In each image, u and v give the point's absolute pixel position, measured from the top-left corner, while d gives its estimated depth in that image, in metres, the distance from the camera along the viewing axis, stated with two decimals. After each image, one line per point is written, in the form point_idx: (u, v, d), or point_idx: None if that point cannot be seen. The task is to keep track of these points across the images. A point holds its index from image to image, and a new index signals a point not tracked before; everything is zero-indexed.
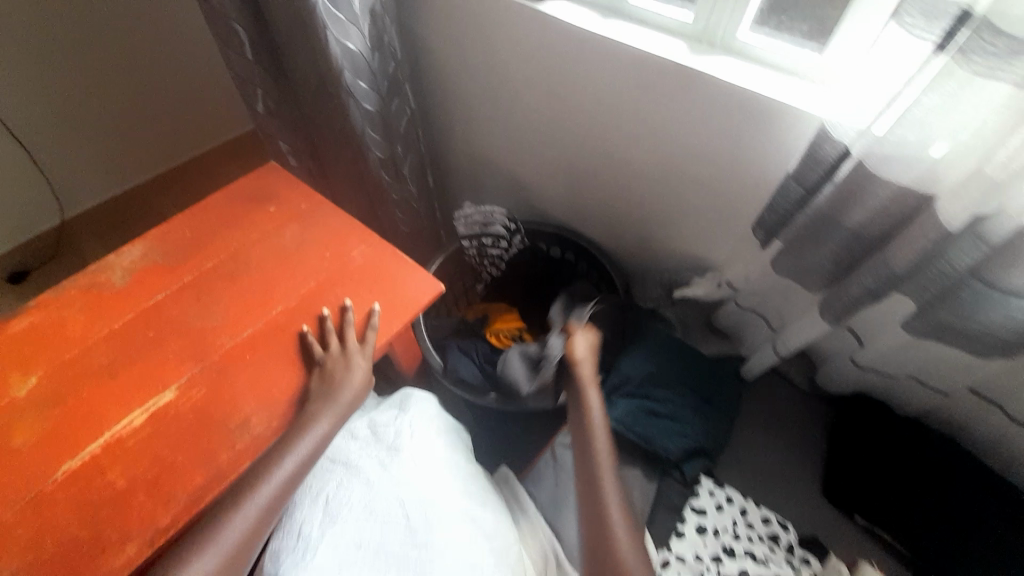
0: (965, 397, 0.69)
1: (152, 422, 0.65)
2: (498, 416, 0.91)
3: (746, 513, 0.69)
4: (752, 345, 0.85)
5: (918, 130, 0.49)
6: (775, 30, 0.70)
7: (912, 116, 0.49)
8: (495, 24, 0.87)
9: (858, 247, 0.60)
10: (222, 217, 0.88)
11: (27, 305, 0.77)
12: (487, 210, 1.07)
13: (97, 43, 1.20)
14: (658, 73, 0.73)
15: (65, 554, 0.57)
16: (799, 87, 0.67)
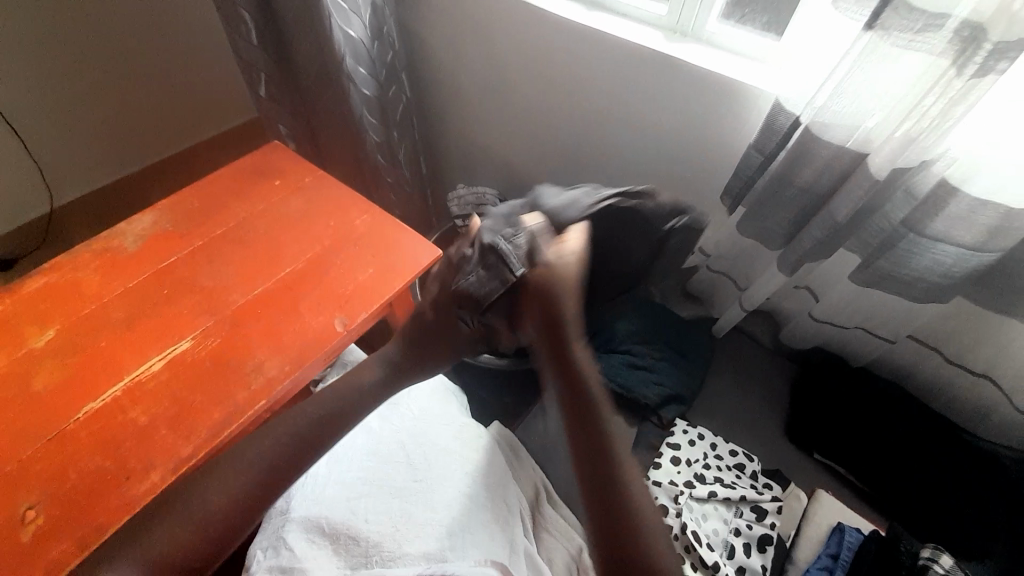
0: (907, 344, 0.80)
1: (171, 368, 0.70)
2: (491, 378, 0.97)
3: (715, 447, 0.79)
4: (722, 306, 0.93)
5: (853, 98, 0.58)
6: (740, 21, 0.78)
7: (847, 85, 0.58)
8: (488, 16, 0.95)
9: (809, 206, 0.69)
10: (229, 190, 0.92)
11: (39, 268, 0.80)
12: (479, 191, 1.16)
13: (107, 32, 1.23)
14: (636, 59, 0.82)
15: (91, 484, 0.60)
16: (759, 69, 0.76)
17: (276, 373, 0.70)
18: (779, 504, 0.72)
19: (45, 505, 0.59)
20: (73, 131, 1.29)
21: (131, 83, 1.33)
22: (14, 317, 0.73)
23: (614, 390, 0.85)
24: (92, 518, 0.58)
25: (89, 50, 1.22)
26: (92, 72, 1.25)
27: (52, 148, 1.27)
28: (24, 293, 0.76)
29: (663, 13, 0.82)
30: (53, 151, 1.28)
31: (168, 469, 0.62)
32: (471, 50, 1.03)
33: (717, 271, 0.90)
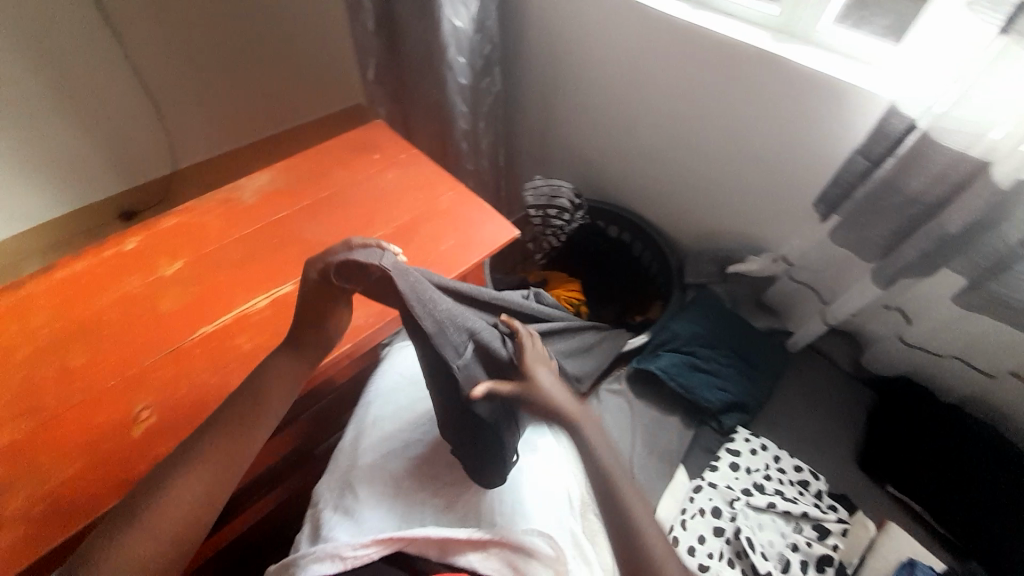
0: (1010, 381, 0.73)
1: (275, 306, 0.78)
2: None
3: (778, 460, 0.77)
4: (800, 320, 0.90)
5: (980, 106, 0.55)
6: (857, 24, 0.77)
7: (976, 89, 0.55)
8: (589, 13, 0.98)
9: (915, 216, 0.65)
10: (333, 159, 1.01)
11: (173, 209, 0.91)
12: (555, 183, 1.13)
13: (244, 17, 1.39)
14: (737, 56, 0.81)
15: (196, 395, 0.68)
16: (873, 72, 0.73)
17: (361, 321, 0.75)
18: (844, 527, 0.69)
19: (157, 407, 0.67)
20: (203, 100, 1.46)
21: (257, 63, 1.49)
22: (147, 246, 0.84)
23: (674, 389, 0.84)
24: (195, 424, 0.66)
25: (228, 32, 1.39)
26: (226, 49, 1.41)
27: (182, 112, 1.44)
28: (159, 227, 0.87)
29: (772, 13, 0.80)
30: (184, 115, 1.45)
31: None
32: (567, 46, 1.07)
33: (800, 282, 0.86)
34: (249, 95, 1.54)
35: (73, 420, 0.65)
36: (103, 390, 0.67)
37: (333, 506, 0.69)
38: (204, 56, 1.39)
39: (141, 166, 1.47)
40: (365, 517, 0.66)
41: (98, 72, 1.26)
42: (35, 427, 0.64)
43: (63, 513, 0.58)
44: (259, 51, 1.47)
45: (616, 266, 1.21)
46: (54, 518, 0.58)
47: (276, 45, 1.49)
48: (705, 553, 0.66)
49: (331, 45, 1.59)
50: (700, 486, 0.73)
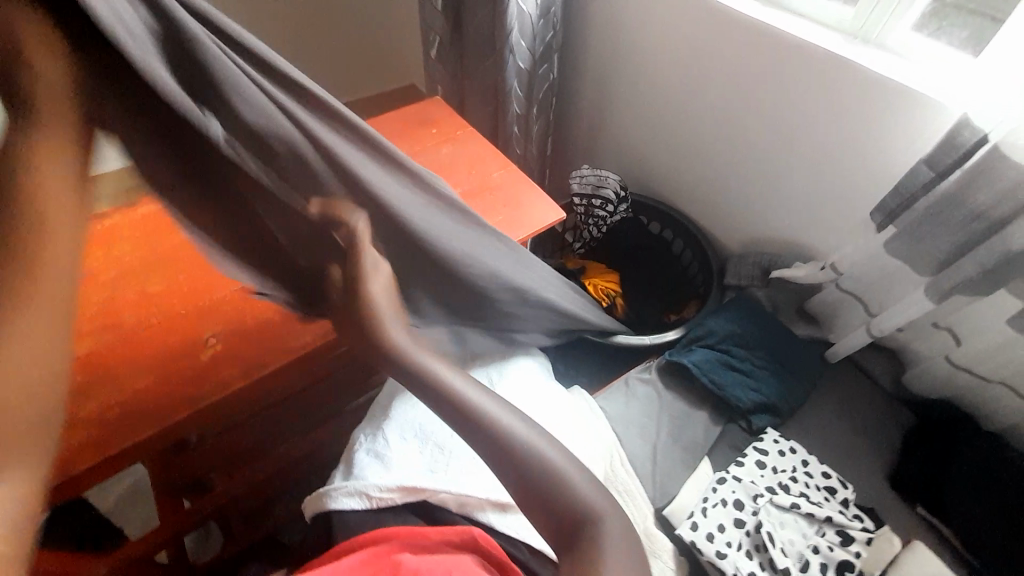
0: None
1: None
2: (576, 345, 1.00)
3: (807, 464, 0.76)
4: (842, 330, 0.88)
5: None
6: (933, 34, 0.75)
7: None
8: (657, 6, 0.98)
9: (977, 232, 0.64)
10: (392, 131, 1.05)
11: None
12: (602, 174, 1.14)
13: None
14: (805, 57, 0.80)
15: (257, 333, 0.73)
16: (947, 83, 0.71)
17: None
18: (869, 536, 0.69)
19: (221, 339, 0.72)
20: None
21: (323, 36, 1.55)
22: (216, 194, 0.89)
23: (705, 384, 0.85)
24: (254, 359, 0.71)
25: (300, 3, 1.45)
26: (297, 19, 1.47)
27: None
28: None
29: (847, 17, 0.79)
30: None
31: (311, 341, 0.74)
32: (630, 38, 1.08)
33: (846, 291, 0.84)
34: (313, 66, 1.59)
35: (147, 340, 0.71)
36: (174, 317, 0.73)
37: (365, 449, 0.72)
38: (276, 24, 1.45)
39: None
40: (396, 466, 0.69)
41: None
42: (115, 342, 0.70)
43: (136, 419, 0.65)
44: (325, 24, 1.53)
45: (655, 264, 1.21)
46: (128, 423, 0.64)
47: (343, 19, 1.54)
48: (724, 541, 0.67)
49: (394, 24, 1.63)
50: (725, 478, 0.73)
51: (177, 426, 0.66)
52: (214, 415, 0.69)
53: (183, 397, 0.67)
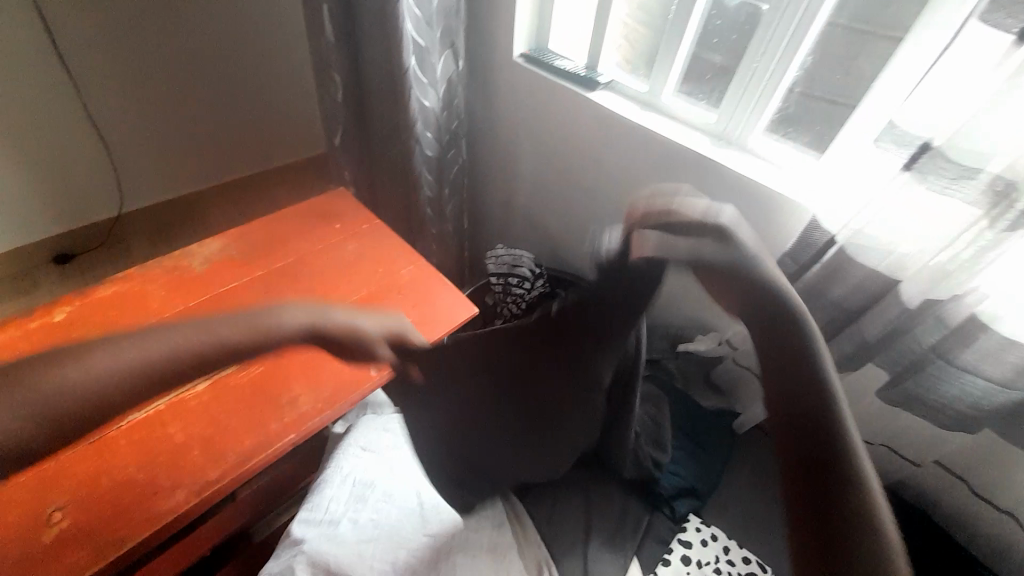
0: (934, 468, 0.85)
1: (213, 389, 0.74)
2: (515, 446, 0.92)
3: (728, 552, 0.84)
4: (746, 402, 0.97)
5: (886, 235, 0.67)
6: (782, 139, 0.88)
7: (874, 220, 0.67)
8: (554, 108, 1.06)
9: (842, 319, 0.76)
10: (292, 227, 0.98)
11: (146, 266, 0.87)
12: (516, 253, 1.20)
13: (193, 62, 1.38)
14: (677, 156, 0.89)
15: (145, 480, 0.65)
16: (783, 176, 0.83)
17: (308, 408, 0.74)
18: None
19: (106, 494, 0.63)
20: (148, 139, 1.43)
21: (217, 103, 1.49)
22: (84, 318, 0.78)
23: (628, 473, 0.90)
24: (145, 509, 0.63)
25: (178, 67, 1.37)
26: (179, 95, 1.41)
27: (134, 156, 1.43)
28: (191, 272, 0.87)
29: (712, 121, 0.91)
30: (133, 158, 1.43)
31: (207, 483, 0.66)
32: (532, 133, 1.15)
33: (743, 367, 0.93)
34: (202, 139, 1.52)
35: (16, 500, 0.61)
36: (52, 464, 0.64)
37: None
38: (153, 98, 1.37)
39: (75, 211, 1.41)
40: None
41: (48, 92, 1.21)
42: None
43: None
44: (219, 95, 1.48)
45: None
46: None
47: (232, 93, 1.50)
48: None
49: (297, 88, 1.61)
50: None
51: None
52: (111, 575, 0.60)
53: (62, 571, 0.58)
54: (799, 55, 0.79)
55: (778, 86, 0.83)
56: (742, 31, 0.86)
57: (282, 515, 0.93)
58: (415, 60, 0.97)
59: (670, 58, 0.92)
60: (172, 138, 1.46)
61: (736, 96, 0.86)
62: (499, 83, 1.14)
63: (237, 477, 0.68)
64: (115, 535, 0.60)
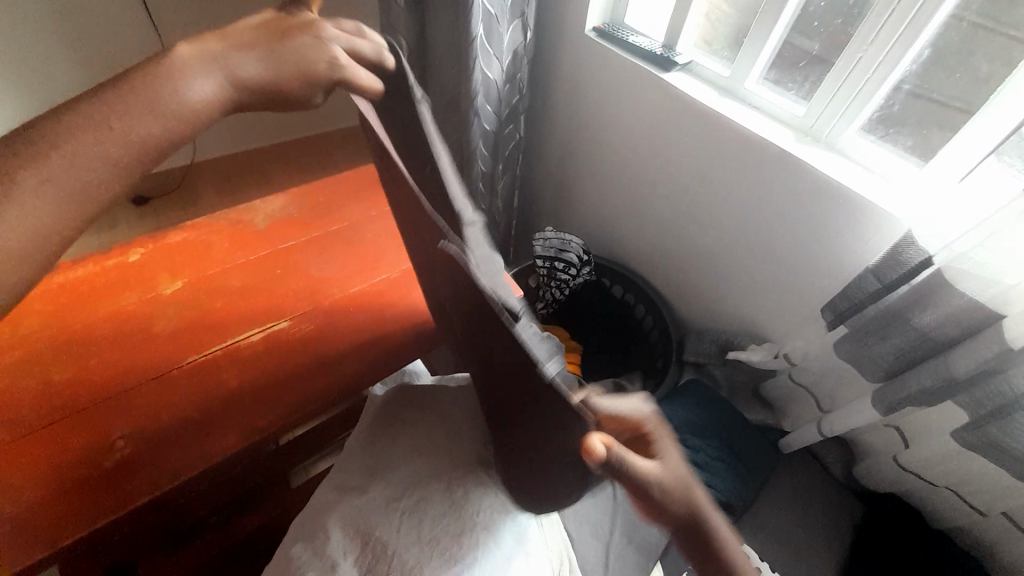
0: (999, 520, 0.76)
1: (266, 343, 0.77)
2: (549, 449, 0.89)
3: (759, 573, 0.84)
4: (795, 422, 0.93)
5: (992, 265, 0.59)
6: (880, 140, 0.78)
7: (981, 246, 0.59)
8: (624, 89, 1.00)
9: (924, 348, 0.69)
10: (349, 192, 0.99)
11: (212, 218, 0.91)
12: (566, 237, 1.13)
13: None
14: (757, 152, 0.82)
15: (199, 421, 0.69)
16: (875, 182, 0.75)
17: (351, 372, 0.76)
18: None
19: (163, 429, 0.67)
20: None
21: None
22: (155, 260, 0.83)
23: None
24: (199, 449, 0.67)
25: None
26: None
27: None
28: (253, 227, 0.90)
29: (798, 115, 0.83)
30: None
31: (253, 432, 0.69)
32: (596, 114, 1.09)
33: (798, 384, 0.90)
34: None
35: (88, 423, 0.66)
36: (121, 394, 0.69)
37: (303, 542, 0.69)
38: None
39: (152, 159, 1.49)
40: (333, 566, 0.65)
41: None
42: (49, 428, 0.65)
43: (91, 498, 0.62)
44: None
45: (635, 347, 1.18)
46: (72, 511, 0.60)
47: None
48: None
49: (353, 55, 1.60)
50: None
51: (113, 526, 0.61)
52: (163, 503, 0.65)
53: (119, 496, 0.62)
54: (916, 48, 0.70)
55: (884, 81, 0.74)
56: (847, 15, 0.77)
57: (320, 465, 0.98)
58: (483, 28, 0.93)
59: (760, 42, 0.84)
60: None
61: (832, 88, 0.78)
62: (568, 58, 1.09)
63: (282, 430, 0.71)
64: (168, 468, 0.65)
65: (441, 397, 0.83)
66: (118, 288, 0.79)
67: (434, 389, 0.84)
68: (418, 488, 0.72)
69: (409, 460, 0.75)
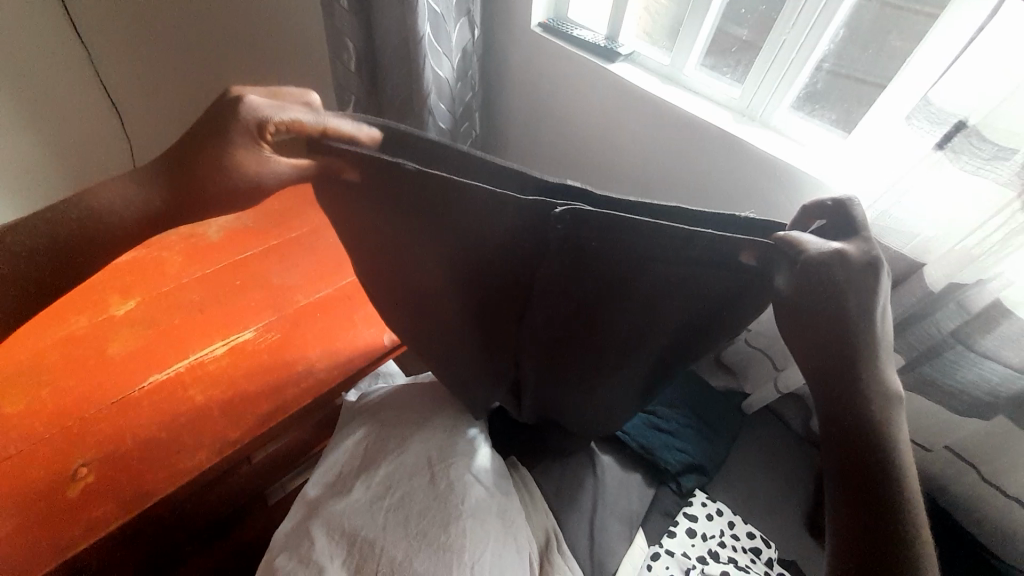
0: (945, 455, 0.84)
1: (232, 355, 0.75)
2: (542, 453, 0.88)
3: (733, 527, 0.87)
4: (755, 384, 1.00)
5: (910, 218, 0.68)
6: (808, 116, 0.85)
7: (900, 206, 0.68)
8: (572, 79, 1.03)
9: None
10: (308, 197, 0.97)
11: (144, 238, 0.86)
12: None
13: (208, 35, 1.36)
14: (699, 134, 0.87)
15: (168, 439, 0.67)
16: (805, 152, 0.81)
17: (324, 376, 0.76)
18: None
19: (130, 452, 0.65)
20: (155, 102, 1.40)
21: (229, 72, 1.46)
22: (102, 283, 0.79)
23: (635, 448, 0.94)
24: (170, 467, 0.65)
25: (190, 31, 1.32)
26: (188, 60, 1.38)
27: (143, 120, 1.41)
28: (209, 240, 0.88)
29: (734, 97, 0.88)
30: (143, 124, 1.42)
31: (228, 444, 0.68)
32: (548, 106, 1.12)
33: (756, 347, 0.96)
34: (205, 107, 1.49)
35: (46, 454, 0.63)
36: (78, 422, 0.66)
37: (288, 552, 0.67)
38: (162, 62, 1.34)
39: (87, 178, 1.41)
40: (321, 570, 0.64)
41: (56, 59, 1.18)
42: (1, 463, 0.62)
43: (54, 529, 0.59)
44: (226, 60, 1.43)
45: None
46: (38, 544, 0.57)
47: (240, 61, 1.44)
48: None
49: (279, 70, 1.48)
50: (658, 554, 0.83)
51: (86, 558, 0.59)
52: (139, 527, 0.62)
53: (87, 525, 0.59)
54: (832, 29, 0.76)
55: (807, 60, 0.79)
56: (772, 1, 0.82)
57: (296, 480, 0.95)
58: (430, 27, 0.94)
59: (694, 29, 0.89)
60: (178, 101, 1.45)
61: (763, 71, 0.83)
62: (517, 55, 1.11)
63: (255, 441, 0.69)
64: (141, 489, 0.63)
65: (418, 394, 0.84)
66: (65, 311, 0.75)
67: (410, 386, 0.85)
68: (400, 483, 0.72)
69: (388, 456, 0.75)
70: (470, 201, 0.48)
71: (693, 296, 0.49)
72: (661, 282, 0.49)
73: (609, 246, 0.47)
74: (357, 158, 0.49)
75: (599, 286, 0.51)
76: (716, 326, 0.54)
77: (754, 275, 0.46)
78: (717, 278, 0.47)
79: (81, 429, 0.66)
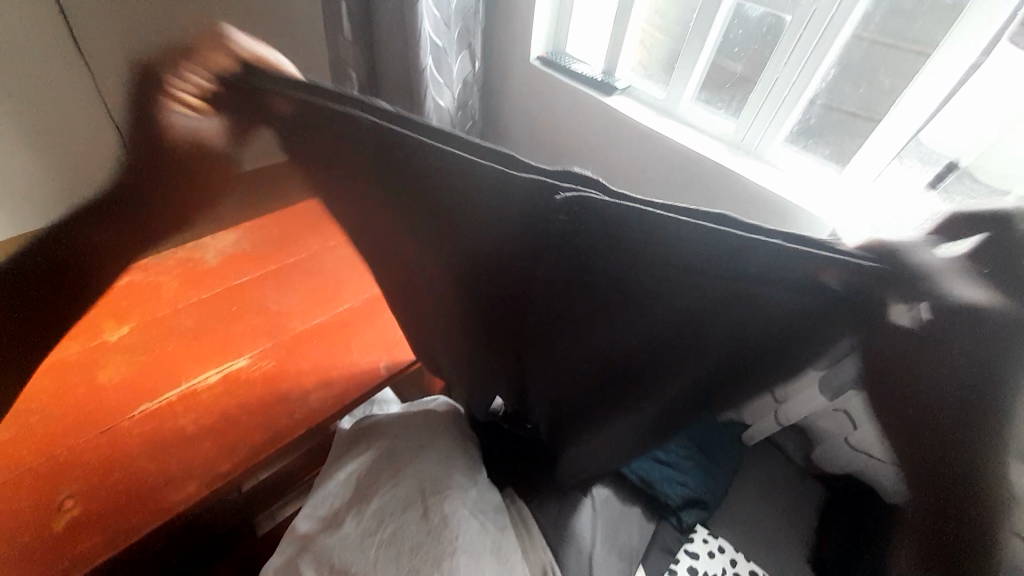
0: None
1: (225, 383, 0.74)
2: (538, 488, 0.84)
3: (735, 564, 0.86)
4: (755, 416, 0.99)
5: None
6: (803, 150, 0.86)
7: None
8: (570, 109, 1.04)
9: None
10: (307, 222, 0.97)
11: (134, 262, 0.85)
12: None
13: None
14: (696, 165, 0.88)
15: (156, 470, 0.65)
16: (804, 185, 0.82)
17: (319, 405, 0.75)
18: None
19: (117, 483, 0.63)
20: None
21: None
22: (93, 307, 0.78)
23: (634, 481, 0.92)
24: (157, 500, 0.63)
25: None
26: None
27: None
28: (205, 265, 0.87)
29: (730, 130, 0.90)
30: None
31: (218, 475, 0.66)
32: (545, 134, 1.14)
33: None
34: None
35: (32, 485, 0.62)
36: (64, 452, 0.64)
37: None
38: None
39: None
40: None
41: None
42: None
43: (35, 565, 0.57)
44: None
45: None
46: None
47: None
48: None
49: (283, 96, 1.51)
50: None
51: None
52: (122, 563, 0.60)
53: (69, 560, 0.57)
54: (824, 67, 0.78)
55: (800, 96, 0.82)
56: (765, 41, 0.84)
57: (286, 509, 0.91)
58: (432, 59, 0.97)
59: (690, 63, 0.92)
60: None
61: (758, 105, 0.85)
62: (517, 85, 1.13)
63: (246, 472, 0.68)
64: (127, 524, 0.61)
65: (413, 422, 0.82)
66: None
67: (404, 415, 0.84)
68: (392, 518, 0.70)
69: (381, 490, 0.73)
70: (476, 225, 0.47)
71: (729, 323, 0.43)
72: (690, 300, 0.43)
73: (624, 254, 0.42)
74: (348, 134, 0.46)
75: (604, 300, 0.46)
76: (757, 364, 0.47)
77: (836, 300, 0.40)
78: (771, 298, 0.41)
79: (67, 459, 0.64)
